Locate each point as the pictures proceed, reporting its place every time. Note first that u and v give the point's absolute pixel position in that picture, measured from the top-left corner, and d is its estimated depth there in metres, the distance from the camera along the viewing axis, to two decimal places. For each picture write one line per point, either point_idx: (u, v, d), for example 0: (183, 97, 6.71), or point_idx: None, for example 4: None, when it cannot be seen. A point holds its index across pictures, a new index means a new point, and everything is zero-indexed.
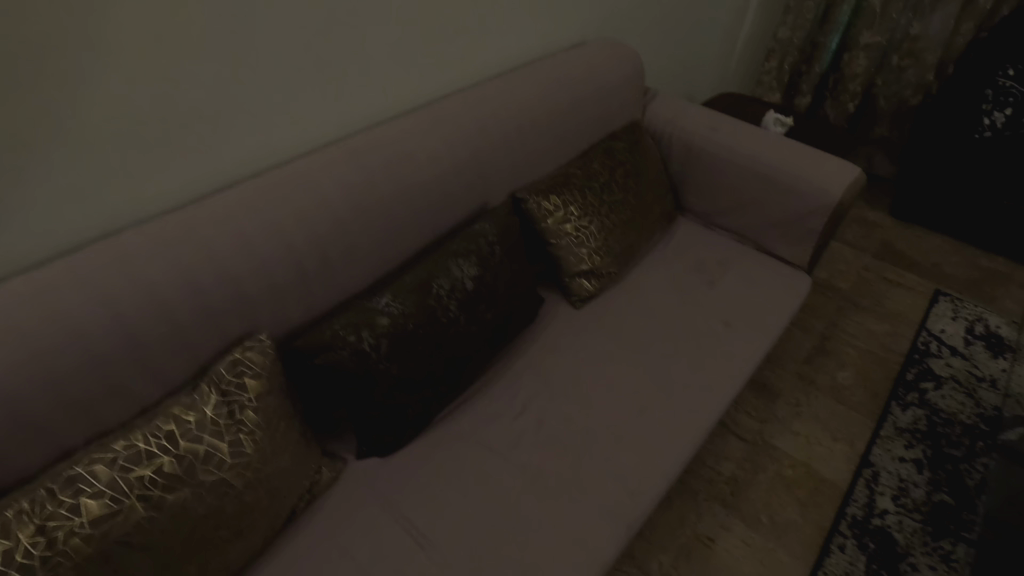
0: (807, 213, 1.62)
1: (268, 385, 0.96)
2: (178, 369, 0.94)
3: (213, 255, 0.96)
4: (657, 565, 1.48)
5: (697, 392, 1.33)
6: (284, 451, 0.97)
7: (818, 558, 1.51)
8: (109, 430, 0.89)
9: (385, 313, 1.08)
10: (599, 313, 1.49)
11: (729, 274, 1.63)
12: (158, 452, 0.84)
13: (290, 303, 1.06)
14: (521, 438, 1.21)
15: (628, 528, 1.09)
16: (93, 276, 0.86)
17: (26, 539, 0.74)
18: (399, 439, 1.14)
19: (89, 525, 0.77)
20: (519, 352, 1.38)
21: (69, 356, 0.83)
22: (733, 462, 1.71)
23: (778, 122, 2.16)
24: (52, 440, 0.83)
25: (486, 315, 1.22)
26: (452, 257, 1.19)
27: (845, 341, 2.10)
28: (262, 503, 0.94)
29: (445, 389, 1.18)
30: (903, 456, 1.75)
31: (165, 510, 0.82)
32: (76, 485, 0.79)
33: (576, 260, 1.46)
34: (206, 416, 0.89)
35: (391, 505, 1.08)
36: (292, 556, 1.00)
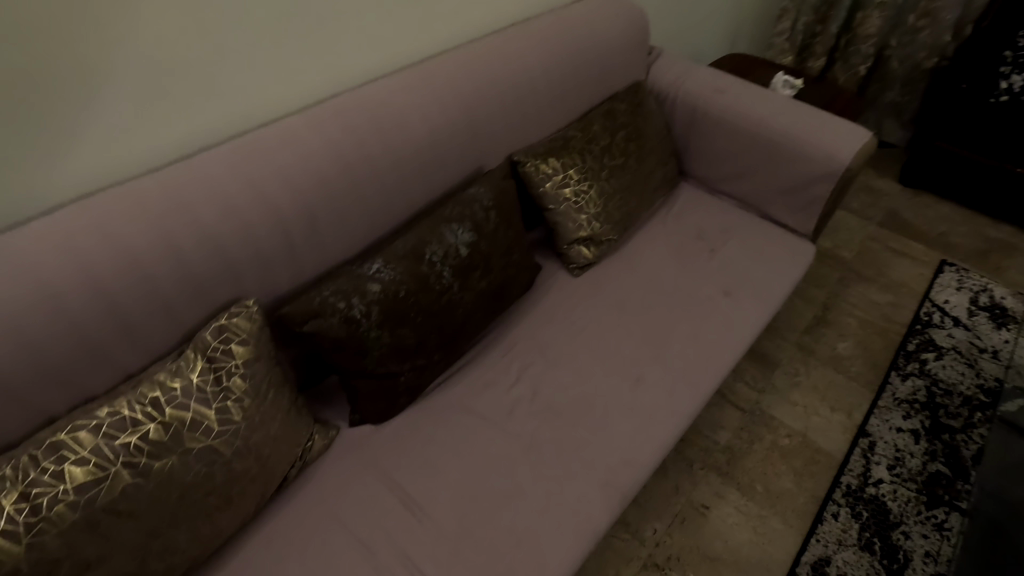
0: (814, 180, 1.57)
1: (256, 352, 0.94)
2: (162, 335, 0.92)
3: (195, 218, 0.92)
4: (650, 532, 1.49)
5: (695, 361, 1.31)
6: (274, 419, 0.96)
7: (811, 526, 1.52)
8: (94, 396, 0.88)
9: (376, 280, 1.05)
10: (597, 281, 1.46)
11: (731, 242, 1.59)
12: (144, 419, 0.83)
13: (278, 268, 1.03)
14: (516, 406, 1.19)
15: (623, 496, 1.09)
16: (70, 239, 0.83)
17: (10, 505, 0.73)
18: (392, 407, 1.12)
19: (74, 491, 0.76)
20: (515, 320, 1.36)
21: (48, 321, 0.81)
22: (729, 432, 1.71)
23: (786, 85, 2.09)
24: (34, 407, 0.82)
25: (481, 283, 1.19)
26: (446, 222, 1.15)
27: (846, 311, 2.08)
28: (252, 470, 0.93)
29: (439, 358, 1.16)
30: (901, 427, 1.75)
31: (152, 477, 0.81)
32: (60, 452, 0.78)
33: (574, 227, 1.42)
34: (192, 383, 0.87)
35: (384, 473, 1.07)
36: (285, 523, 1.00)
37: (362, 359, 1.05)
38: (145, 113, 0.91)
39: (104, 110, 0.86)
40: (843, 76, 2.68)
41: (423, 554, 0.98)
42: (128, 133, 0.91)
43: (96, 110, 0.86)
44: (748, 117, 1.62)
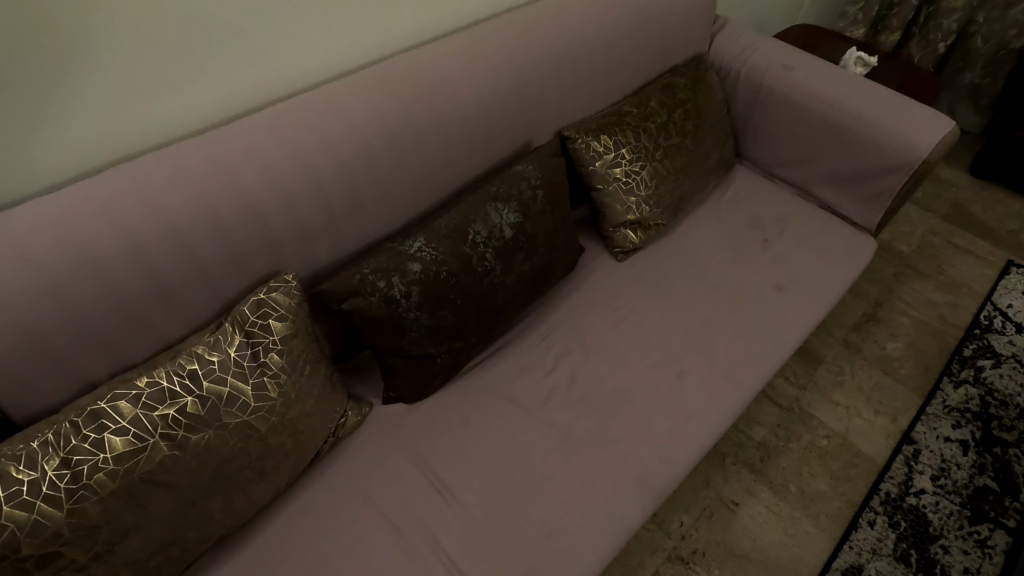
0: (884, 170, 1.45)
1: (293, 329, 0.92)
2: (200, 305, 0.90)
3: (236, 187, 0.89)
4: (677, 524, 1.47)
5: (741, 360, 1.25)
6: (309, 396, 0.94)
7: (845, 532, 1.47)
8: (133, 364, 0.87)
9: (417, 259, 1.01)
10: (641, 266, 1.40)
11: (787, 233, 1.50)
12: (182, 392, 0.82)
13: (318, 241, 1.00)
14: (552, 394, 1.16)
15: (657, 496, 1.06)
16: (112, 203, 0.81)
17: (51, 471, 0.73)
18: (427, 387, 1.10)
19: (113, 461, 0.76)
20: (554, 303, 1.31)
21: (89, 287, 0.79)
22: (766, 428, 1.65)
23: (859, 62, 1.93)
24: (75, 371, 0.82)
25: (524, 266, 1.14)
26: (491, 201, 1.10)
27: (900, 309, 1.96)
28: (287, 446, 0.92)
29: (476, 340, 1.13)
30: (949, 436, 1.66)
31: (189, 450, 0.81)
32: (100, 421, 0.77)
33: (622, 209, 1.35)
34: (230, 357, 0.86)
35: (416, 454, 1.06)
36: (317, 497, 1.00)
37: (400, 339, 1.03)
38: (188, 73, 0.87)
39: (149, 69, 0.83)
40: (918, 54, 2.47)
41: (452, 539, 0.97)
42: (171, 94, 0.87)
43: (140, 69, 0.82)
44: (818, 98, 1.50)
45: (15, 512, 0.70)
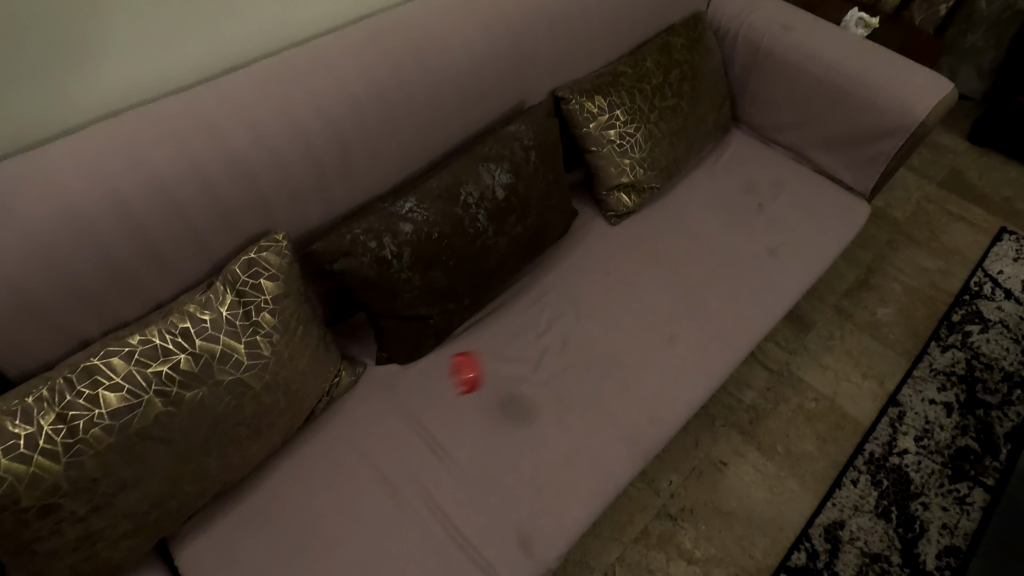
0: (881, 134, 1.44)
1: (285, 288, 0.92)
2: (191, 265, 0.90)
3: (225, 144, 0.88)
4: (666, 483, 1.51)
5: (731, 323, 1.26)
6: (302, 355, 0.95)
7: (829, 490, 1.52)
8: (125, 322, 0.88)
9: (408, 220, 1.01)
10: (635, 230, 1.40)
11: (781, 197, 1.50)
12: (175, 349, 0.82)
13: (309, 201, 0.99)
14: (544, 355, 1.17)
15: (646, 453, 1.08)
16: (98, 161, 0.80)
17: (47, 426, 0.74)
18: (420, 348, 1.11)
19: (108, 416, 0.77)
20: (548, 266, 1.31)
21: (78, 245, 0.79)
22: (755, 391, 1.68)
23: (860, 23, 1.89)
24: (68, 329, 0.82)
25: (517, 229, 1.14)
26: (483, 161, 1.09)
27: (892, 276, 1.98)
28: (281, 404, 0.93)
29: (469, 303, 1.13)
30: (934, 398, 1.70)
31: (184, 406, 0.82)
32: (94, 377, 0.78)
33: (616, 172, 1.34)
34: (222, 316, 0.86)
35: (410, 413, 1.08)
36: (312, 454, 1.02)
37: (392, 300, 1.03)
38: (172, 26, 0.85)
39: (132, 21, 0.81)
40: (920, 16, 2.42)
41: (446, 494, 1.00)
42: (153, 47, 0.85)
43: (123, 20, 0.80)
44: (817, 60, 1.48)
45: (12, 465, 0.72)
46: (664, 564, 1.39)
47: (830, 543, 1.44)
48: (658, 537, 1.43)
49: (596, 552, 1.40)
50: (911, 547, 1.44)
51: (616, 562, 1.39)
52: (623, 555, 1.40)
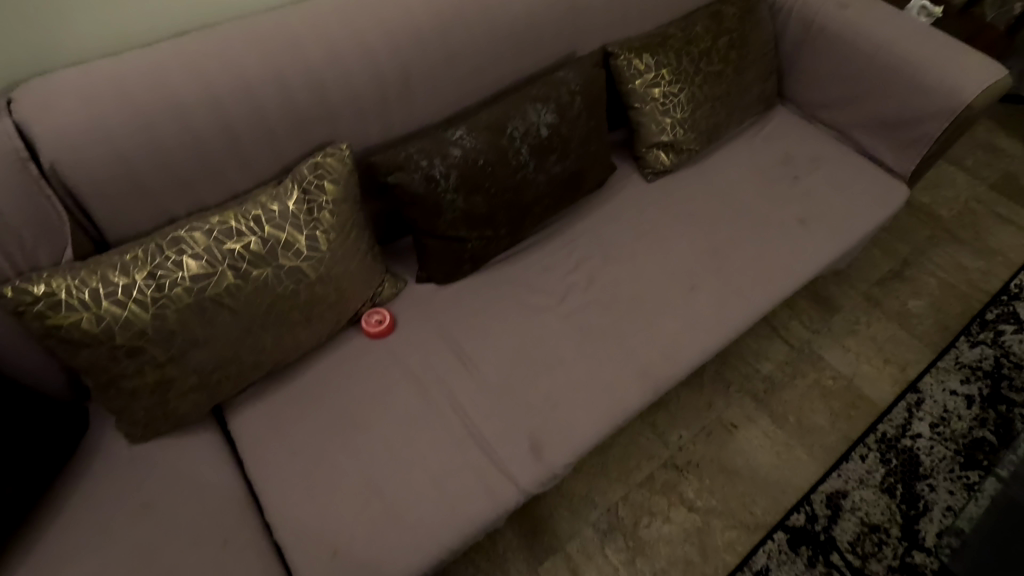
0: (926, 116, 1.45)
1: (343, 193, 1.02)
2: (265, 164, 1.02)
3: (304, 59, 0.99)
4: (675, 437, 1.58)
5: (753, 281, 1.31)
6: (353, 256, 1.06)
7: (836, 462, 1.55)
8: (206, 207, 1.00)
9: (458, 146, 1.10)
10: (669, 188, 1.46)
11: (818, 171, 1.53)
12: (247, 232, 0.94)
13: (370, 120, 1.09)
14: (570, 291, 1.26)
15: (656, 386, 1.16)
16: (197, 61, 0.92)
17: (140, 280, 0.87)
18: (456, 271, 1.21)
19: (189, 280, 0.90)
20: (582, 213, 1.39)
21: (175, 132, 0.91)
22: (773, 363, 1.72)
23: (923, 11, 1.87)
24: (160, 206, 0.95)
25: (556, 167, 1.22)
26: (531, 100, 1.17)
27: (927, 270, 1.96)
28: (331, 298, 1.05)
29: (505, 233, 1.22)
30: (955, 390, 1.70)
31: (250, 282, 0.94)
32: (180, 246, 0.91)
33: (656, 129, 1.40)
34: (289, 209, 0.98)
35: (442, 327, 1.18)
36: (354, 351, 1.14)
37: (436, 219, 1.13)
38: None
39: None
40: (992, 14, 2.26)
41: (469, 398, 1.10)
42: None
43: None
44: (869, 39, 1.49)
45: (111, 307, 0.85)
46: (665, 508, 1.46)
47: (830, 509, 1.48)
48: (662, 484, 1.50)
49: (601, 490, 1.48)
50: (912, 523, 1.47)
51: (619, 501, 1.47)
52: (627, 495, 1.48)
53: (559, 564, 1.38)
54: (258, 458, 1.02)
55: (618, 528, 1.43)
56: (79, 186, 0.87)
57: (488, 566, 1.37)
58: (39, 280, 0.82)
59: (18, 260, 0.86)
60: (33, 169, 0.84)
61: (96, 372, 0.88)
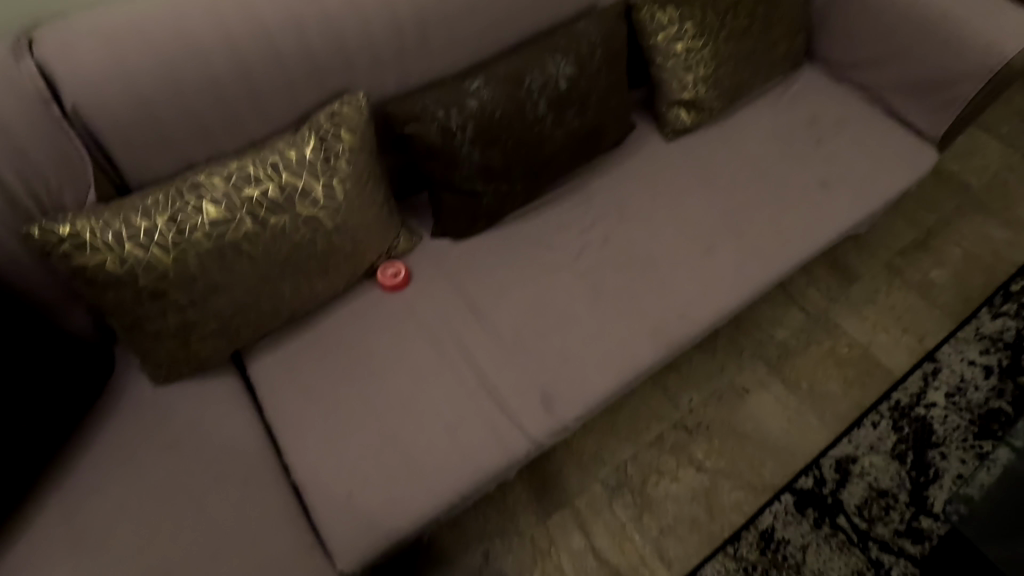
0: (960, 77, 1.40)
1: (360, 142, 1.02)
2: (282, 112, 1.01)
3: (322, 6, 0.97)
4: (686, 400, 1.58)
5: (771, 243, 1.30)
6: (369, 207, 1.07)
7: (848, 428, 1.55)
8: (225, 153, 1.00)
9: (475, 97, 1.09)
10: (689, 148, 1.43)
11: (844, 133, 1.48)
12: (265, 179, 0.95)
13: (388, 71, 1.07)
14: (585, 248, 1.25)
15: (670, 344, 1.16)
16: (215, 6, 0.92)
17: (161, 224, 0.89)
18: (472, 226, 1.21)
19: (209, 225, 0.91)
20: (600, 172, 1.37)
21: (193, 77, 0.91)
22: (788, 330, 1.71)
23: None
24: (179, 151, 0.95)
25: (574, 122, 1.20)
26: (550, 52, 1.15)
27: (952, 240, 1.91)
28: (347, 248, 1.05)
29: (522, 189, 1.22)
30: (973, 360, 1.68)
31: (268, 229, 0.95)
32: (199, 191, 0.92)
33: (677, 86, 1.37)
34: (306, 157, 0.98)
35: (457, 281, 1.19)
36: (370, 302, 1.15)
37: (451, 172, 1.13)
38: None
39: None
40: None
41: (482, 351, 1.11)
42: None
43: None
44: None
45: (134, 250, 0.87)
46: (673, 468, 1.48)
47: (838, 474, 1.49)
48: (671, 445, 1.51)
49: (611, 448, 1.50)
50: (921, 489, 1.48)
51: (628, 460, 1.49)
52: (636, 455, 1.50)
53: (567, 518, 1.41)
54: (276, 403, 1.05)
55: (626, 485, 1.45)
56: (99, 129, 0.88)
57: (498, 518, 1.40)
58: (64, 221, 0.84)
59: (43, 200, 0.88)
60: (56, 110, 0.86)
61: (121, 314, 0.91)
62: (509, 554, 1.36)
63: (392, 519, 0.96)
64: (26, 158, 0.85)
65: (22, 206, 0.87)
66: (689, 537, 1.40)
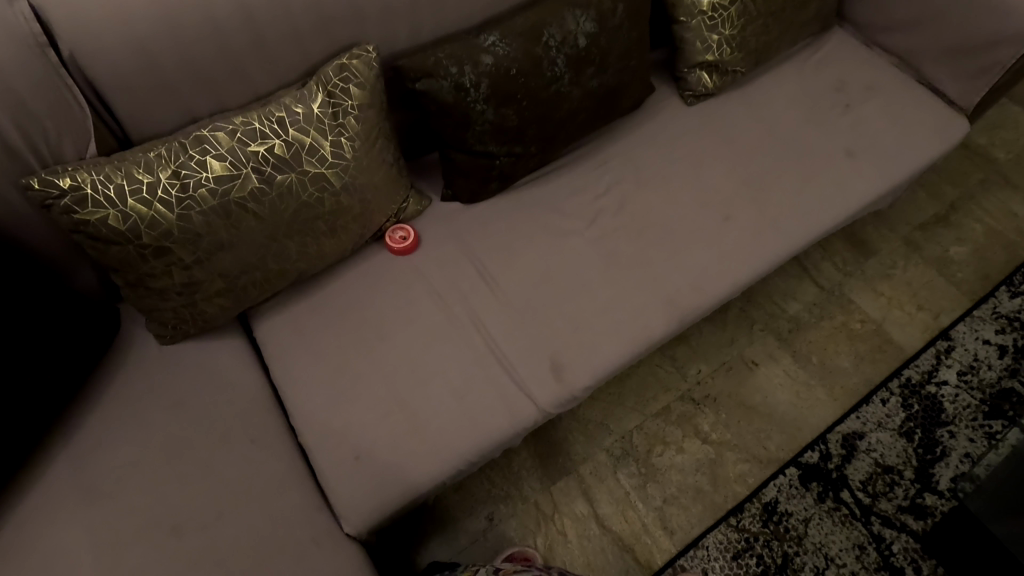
0: (1000, 41, 1.32)
1: (369, 98, 0.98)
2: (289, 64, 0.97)
3: None
4: (694, 371, 1.57)
5: (791, 214, 1.25)
6: (378, 167, 1.03)
7: (856, 404, 1.54)
8: (229, 108, 0.96)
9: (489, 53, 1.04)
10: (709, 113, 1.37)
11: (872, 101, 1.42)
12: (271, 135, 0.91)
13: (399, 23, 1.02)
14: (599, 215, 1.22)
15: (682, 316, 1.14)
16: None
17: (164, 179, 0.86)
18: (483, 189, 1.18)
19: (213, 181, 0.88)
20: (616, 136, 1.32)
21: (196, 24, 0.87)
22: (800, 304, 1.68)
23: None
24: (182, 103, 0.92)
25: (592, 82, 1.15)
26: (570, 6, 1.09)
27: (975, 216, 1.85)
28: (355, 209, 1.03)
29: (535, 152, 1.17)
30: (988, 339, 1.65)
31: (274, 187, 0.92)
32: (203, 146, 0.88)
33: (701, 46, 1.31)
34: (313, 113, 0.94)
35: (467, 246, 1.16)
36: (378, 266, 1.13)
37: (464, 132, 1.08)
38: None
39: None
40: None
41: (491, 317, 1.09)
42: None
43: None
44: None
45: (137, 205, 0.84)
46: (679, 439, 1.48)
47: (845, 449, 1.48)
48: (677, 416, 1.51)
49: (616, 417, 1.50)
50: (927, 467, 1.47)
51: (634, 429, 1.49)
52: (642, 425, 1.50)
53: (572, 484, 1.42)
54: (283, 364, 1.04)
55: (631, 454, 1.46)
56: (99, 78, 0.84)
57: (503, 482, 1.41)
58: (64, 174, 0.81)
59: (45, 153, 0.85)
60: (52, 56, 0.81)
61: (125, 271, 0.89)
62: (514, 518, 1.37)
63: (399, 483, 0.96)
64: (26, 109, 0.81)
65: (22, 159, 0.84)
66: (693, 507, 1.40)
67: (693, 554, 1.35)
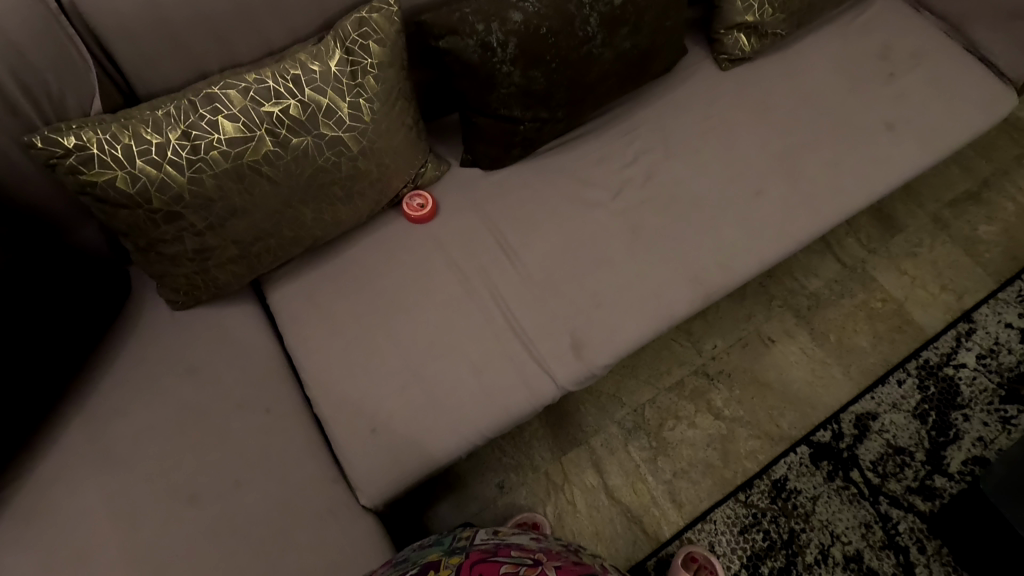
0: None
1: (390, 56, 0.92)
2: (304, 16, 0.90)
3: None
4: (710, 346, 1.55)
5: (825, 191, 1.20)
6: (397, 130, 0.98)
7: (872, 384, 1.53)
8: (242, 63, 0.90)
9: (519, 10, 0.97)
10: (744, 79, 1.30)
11: (917, 69, 1.34)
12: (286, 94, 0.86)
13: None
14: (625, 186, 1.16)
15: (707, 295, 1.10)
16: None
17: (174, 139, 0.81)
18: (505, 155, 1.13)
19: (226, 143, 0.83)
20: (645, 100, 1.26)
21: None
22: (821, 280, 1.65)
23: None
24: (192, 58, 0.86)
25: (625, 42, 1.07)
26: None
27: (1008, 193, 1.78)
28: (373, 174, 0.98)
29: (561, 117, 1.12)
30: (1011, 322, 1.61)
31: (289, 151, 0.87)
32: (214, 105, 0.83)
33: (741, 5, 1.22)
34: (330, 71, 0.88)
35: (487, 216, 1.12)
36: (395, 233, 1.09)
37: (488, 94, 1.03)
38: None
39: None
40: None
41: (511, 291, 1.06)
42: None
43: None
44: None
45: (146, 168, 0.80)
46: (691, 414, 1.47)
47: (857, 429, 1.48)
48: (690, 390, 1.50)
49: (629, 390, 1.49)
50: (938, 449, 1.47)
51: (647, 403, 1.48)
52: (654, 398, 1.49)
53: (582, 455, 1.42)
54: (299, 333, 1.02)
55: (643, 428, 1.45)
56: (103, 28, 0.79)
57: (514, 452, 1.42)
58: (68, 132, 0.77)
59: (47, 108, 0.80)
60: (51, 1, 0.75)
61: (135, 235, 0.86)
62: (524, 487, 1.38)
63: (415, 456, 0.95)
64: (26, 61, 0.76)
65: (24, 115, 0.79)
66: (703, 481, 1.41)
67: (700, 527, 1.36)
